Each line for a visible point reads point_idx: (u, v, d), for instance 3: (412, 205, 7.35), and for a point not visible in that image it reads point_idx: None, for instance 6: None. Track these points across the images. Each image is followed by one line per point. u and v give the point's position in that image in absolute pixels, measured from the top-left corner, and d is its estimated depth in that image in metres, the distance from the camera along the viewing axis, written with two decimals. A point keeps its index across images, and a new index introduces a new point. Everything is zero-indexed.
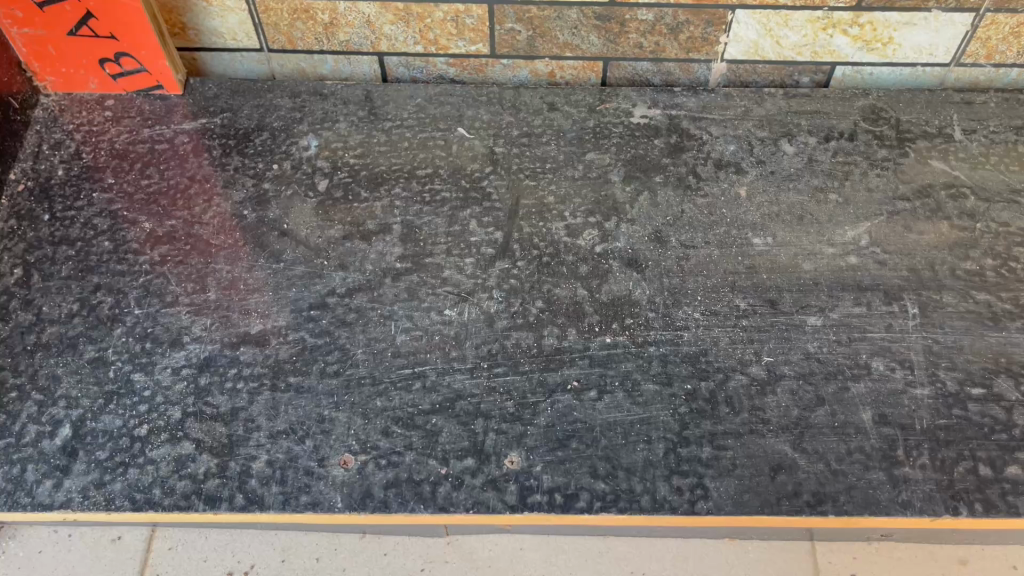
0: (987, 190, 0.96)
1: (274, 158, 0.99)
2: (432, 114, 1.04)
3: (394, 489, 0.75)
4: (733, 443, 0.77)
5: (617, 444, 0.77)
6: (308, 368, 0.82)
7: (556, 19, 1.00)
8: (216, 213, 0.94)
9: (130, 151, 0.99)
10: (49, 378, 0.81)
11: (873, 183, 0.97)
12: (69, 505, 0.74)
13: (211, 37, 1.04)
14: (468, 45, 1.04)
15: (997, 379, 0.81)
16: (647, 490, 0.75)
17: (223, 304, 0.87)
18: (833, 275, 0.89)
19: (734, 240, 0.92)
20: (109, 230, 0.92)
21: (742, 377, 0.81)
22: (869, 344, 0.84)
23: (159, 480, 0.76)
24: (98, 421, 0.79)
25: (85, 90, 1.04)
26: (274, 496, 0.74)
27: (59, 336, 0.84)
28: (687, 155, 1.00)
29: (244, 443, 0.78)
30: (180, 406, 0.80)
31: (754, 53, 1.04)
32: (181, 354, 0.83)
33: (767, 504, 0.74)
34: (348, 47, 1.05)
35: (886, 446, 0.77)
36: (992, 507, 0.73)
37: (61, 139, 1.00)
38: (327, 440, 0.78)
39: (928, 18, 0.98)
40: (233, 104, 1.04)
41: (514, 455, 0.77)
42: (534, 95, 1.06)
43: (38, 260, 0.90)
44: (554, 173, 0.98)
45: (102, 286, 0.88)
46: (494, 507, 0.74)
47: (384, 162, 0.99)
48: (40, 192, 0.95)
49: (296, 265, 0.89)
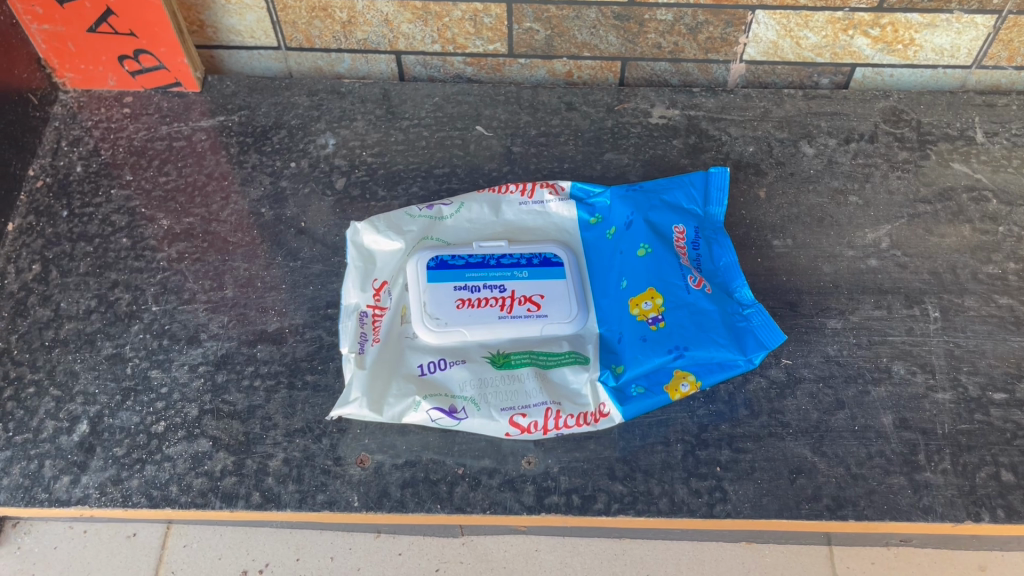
0: (1009, 193, 0.96)
1: (291, 156, 0.99)
2: (450, 113, 1.03)
3: (410, 488, 0.75)
4: (753, 446, 0.77)
5: (634, 446, 0.77)
6: (325, 367, 0.82)
7: (574, 19, 1.00)
8: (234, 210, 0.94)
9: (148, 148, 0.99)
10: (67, 374, 0.82)
11: (894, 185, 0.96)
12: (86, 501, 0.75)
13: (229, 35, 1.04)
14: (485, 45, 1.04)
15: (1020, 385, 0.81)
16: (665, 493, 0.75)
17: (240, 301, 0.86)
18: (853, 278, 0.88)
19: (754, 241, 0.91)
20: (127, 226, 0.92)
21: (761, 379, 0.81)
22: (890, 348, 0.83)
23: (175, 477, 0.76)
24: (116, 418, 0.79)
25: (103, 86, 1.04)
26: (291, 495, 0.75)
27: (76, 332, 0.84)
28: (705, 156, 0.99)
29: (260, 441, 0.78)
30: (197, 403, 0.80)
31: (773, 54, 1.03)
32: (198, 351, 0.83)
33: (786, 508, 0.74)
34: (366, 45, 1.05)
35: (906, 450, 0.77)
36: (1014, 513, 0.74)
37: (79, 135, 1.00)
38: (344, 439, 0.78)
39: (949, 19, 0.97)
40: (251, 102, 1.04)
41: (532, 455, 0.77)
42: (551, 95, 1.06)
43: (56, 257, 0.90)
44: (571, 172, 0.97)
45: (120, 282, 0.88)
46: (512, 508, 0.74)
47: (402, 160, 0.98)
48: (58, 188, 0.95)
49: (313, 263, 0.89)
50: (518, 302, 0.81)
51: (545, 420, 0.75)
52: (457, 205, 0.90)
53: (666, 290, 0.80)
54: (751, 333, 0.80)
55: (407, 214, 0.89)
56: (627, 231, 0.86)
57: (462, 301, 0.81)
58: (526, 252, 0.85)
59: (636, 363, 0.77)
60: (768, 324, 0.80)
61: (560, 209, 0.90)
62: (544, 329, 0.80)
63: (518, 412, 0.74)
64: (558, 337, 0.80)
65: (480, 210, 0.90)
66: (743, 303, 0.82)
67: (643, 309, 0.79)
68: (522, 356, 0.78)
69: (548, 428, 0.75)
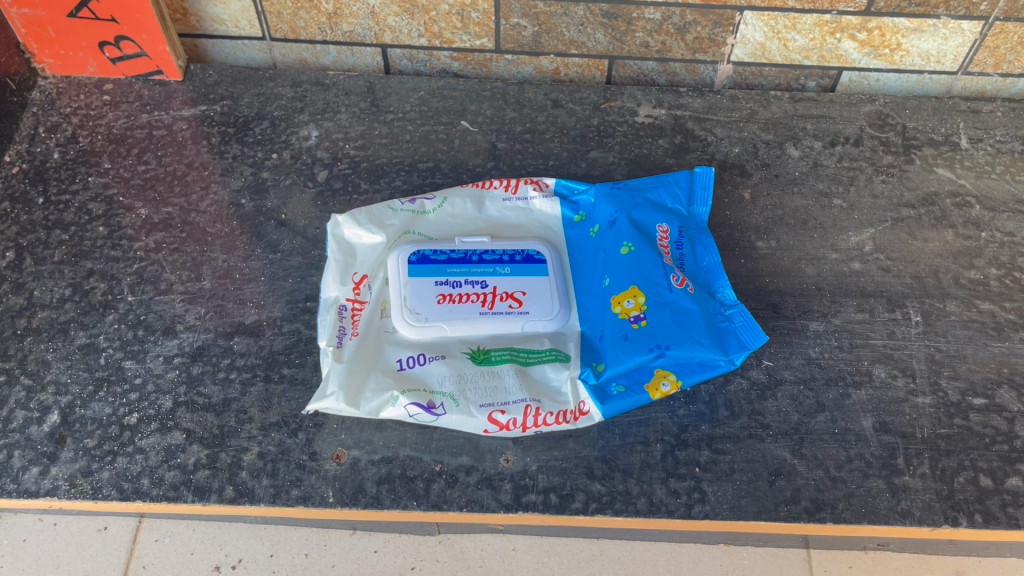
0: (993, 200, 0.96)
1: (274, 147, 0.98)
2: (435, 107, 1.03)
3: (386, 485, 0.74)
4: (732, 447, 0.77)
5: (613, 445, 0.76)
6: (302, 361, 0.81)
7: (562, 16, 0.99)
8: (213, 201, 0.92)
9: (128, 136, 0.97)
10: (39, 363, 0.80)
11: (878, 189, 0.96)
12: (55, 492, 0.73)
13: (213, 24, 1.03)
14: (472, 40, 1.03)
15: (999, 390, 0.81)
16: (644, 492, 0.74)
17: (218, 293, 0.85)
18: (836, 281, 0.88)
19: (737, 242, 0.91)
20: (104, 215, 0.90)
21: (742, 380, 0.80)
22: (871, 351, 0.83)
23: (147, 470, 0.74)
24: (87, 408, 0.78)
25: (83, 73, 1.02)
26: (265, 489, 0.73)
27: (49, 321, 0.83)
28: (691, 156, 0.99)
29: (235, 434, 0.76)
30: (171, 396, 0.78)
31: (760, 56, 1.03)
32: (174, 343, 0.82)
33: (765, 510, 0.73)
34: (351, 38, 1.03)
35: (885, 454, 0.77)
36: (992, 518, 0.73)
37: (58, 122, 0.98)
38: (320, 434, 0.77)
39: (936, 25, 0.97)
40: (234, 92, 1.03)
41: (510, 453, 0.76)
42: (538, 92, 1.05)
43: (30, 244, 0.88)
44: (556, 170, 0.97)
45: (95, 271, 0.86)
46: (489, 506, 0.73)
47: (386, 154, 0.97)
48: (34, 174, 0.93)
49: (293, 256, 0.88)
50: (499, 298, 0.80)
51: (524, 418, 0.74)
52: (440, 199, 0.89)
53: (648, 289, 0.79)
54: (733, 333, 0.79)
55: (389, 208, 0.87)
56: (611, 229, 0.85)
57: (443, 296, 0.80)
58: (509, 249, 0.84)
59: (618, 361, 0.76)
60: (750, 325, 0.80)
61: (544, 205, 0.90)
62: (524, 326, 0.79)
63: (497, 408, 0.73)
64: (539, 334, 0.79)
65: (463, 205, 0.89)
66: (725, 303, 0.81)
67: (625, 307, 0.79)
68: (502, 352, 0.77)
69: (527, 425, 0.74)
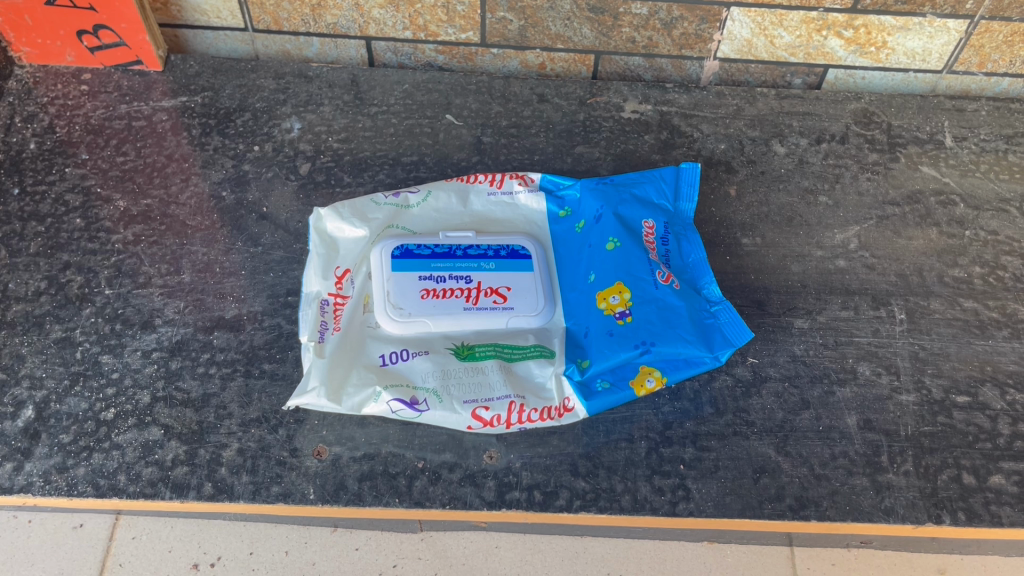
0: (977, 198, 0.96)
1: (256, 140, 0.96)
2: (420, 100, 1.02)
3: (368, 482, 0.73)
4: (717, 444, 0.76)
5: (598, 442, 0.76)
6: (283, 356, 0.80)
7: (548, 9, 0.98)
8: (193, 193, 0.91)
9: (106, 127, 0.96)
10: (13, 357, 0.78)
11: (863, 186, 0.96)
12: (29, 489, 0.72)
13: (194, 14, 1.01)
14: (457, 33, 1.02)
15: (982, 388, 0.81)
16: (628, 490, 0.74)
17: (198, 287, 0.84)
18: (821, 278, 0.88)
19: (723, 239, 0.90)
20: (81, 207, 0.89)
21: (727, 377, 0.80)
22: (856, 349, 0.83)
23: (124, 466, 0.73)
24: (63, 404, 0.76)
25: (61, 62, 1.00)
26: (244, 486, 0.72)
27: (24, 314, 0.81)
28: (676, 153, 0.98)
29: (215, 430, 0.75)
30: (149, 391, 0.77)
31: (747, 52, 1.03)
32: (152, 337, 0.80)
33: (749, 508, 0.73)
34: (336, 30, 1.02)
35: (869, 452, 0.76)
36: (975, 516, 0.74)
37: (34, 112, 0.96)
38: (301, 430, 0.76)
39: (922, 23, 0.97)
40: (215, 83, 1.01)
41: (493, 450, 0.75)
42: (523, 86, 1.04)
43: (5, 236, 0.86)
44: (542, 165, 0.96)
45: (72, 264, 0.85)
46: (472, 503, 0.72)
47: (369, 147, 0.96)
48: (9, 165, 0.91)
49: (274, 250, 0.87)
50: (483, 294, 0.79)
51: (508, 414, 0.73)
52: (424, 193, 0.88)
53: (633, 285, 0.79)
54: (718, 330, 0.79)
55: (372, 201, 0.86)
56: (597, 224, 0.85)
57: (427, 291, 0.79)
58: (494, 243, 0.83)
59: (602, 358, 0.76)
60: (735, 322, 0.79)
61: (529, 201, 0.89)
62: (509, 322, 0.78)
63: (481, 405, 0.73)
64: (523, 330, 0.78)
65: (447, 200, 0.88)
66: (710, 300, 0.81)
67: (610, 303, 0.78)
68: (487, 348, 0.76)
69: (511, 422, 0.73)
